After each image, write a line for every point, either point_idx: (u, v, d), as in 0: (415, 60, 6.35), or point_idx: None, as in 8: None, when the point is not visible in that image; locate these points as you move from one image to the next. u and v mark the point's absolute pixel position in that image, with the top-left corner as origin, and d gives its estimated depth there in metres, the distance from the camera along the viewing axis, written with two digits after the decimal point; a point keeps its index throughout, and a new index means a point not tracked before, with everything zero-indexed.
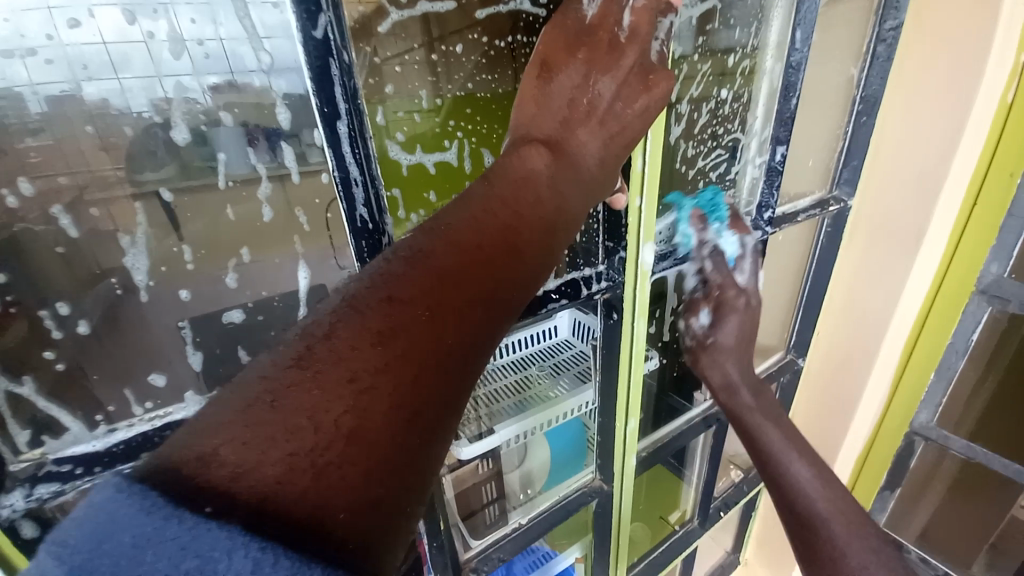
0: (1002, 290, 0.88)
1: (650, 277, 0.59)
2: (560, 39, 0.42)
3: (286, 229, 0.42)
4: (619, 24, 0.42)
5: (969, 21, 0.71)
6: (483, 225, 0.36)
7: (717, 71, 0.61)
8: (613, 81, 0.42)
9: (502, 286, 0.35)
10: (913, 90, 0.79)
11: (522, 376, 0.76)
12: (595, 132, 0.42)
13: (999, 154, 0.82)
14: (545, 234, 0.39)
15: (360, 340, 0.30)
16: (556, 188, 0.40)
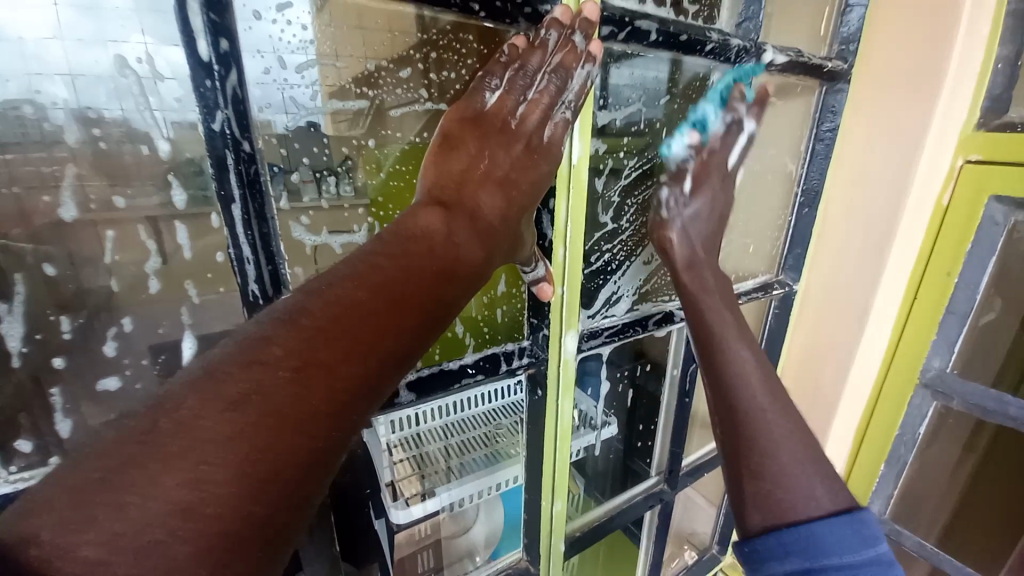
0: (946, 385, 0.87)
1: (574, 362, 0.62)
2: (461, 116, 0.45)
3: (177, 282, 0.43)
4: (512, 113, 0.46)
5: (896, 129, 0.76)
6: (370, 282, 0.34)
7: (643, 167, 0.66)
8: (507, 158, 0.46)
9: (398, 334, 0.34)
10: (849, 187, 0.82)
11: (449, 443, 0.76)
12: (500, 195, 0.45)
13: (937, 251, 0.83)
14: (444, 287, 0.38)
15: (211, 403, 0.27)
16: (454, 241, 0.41)
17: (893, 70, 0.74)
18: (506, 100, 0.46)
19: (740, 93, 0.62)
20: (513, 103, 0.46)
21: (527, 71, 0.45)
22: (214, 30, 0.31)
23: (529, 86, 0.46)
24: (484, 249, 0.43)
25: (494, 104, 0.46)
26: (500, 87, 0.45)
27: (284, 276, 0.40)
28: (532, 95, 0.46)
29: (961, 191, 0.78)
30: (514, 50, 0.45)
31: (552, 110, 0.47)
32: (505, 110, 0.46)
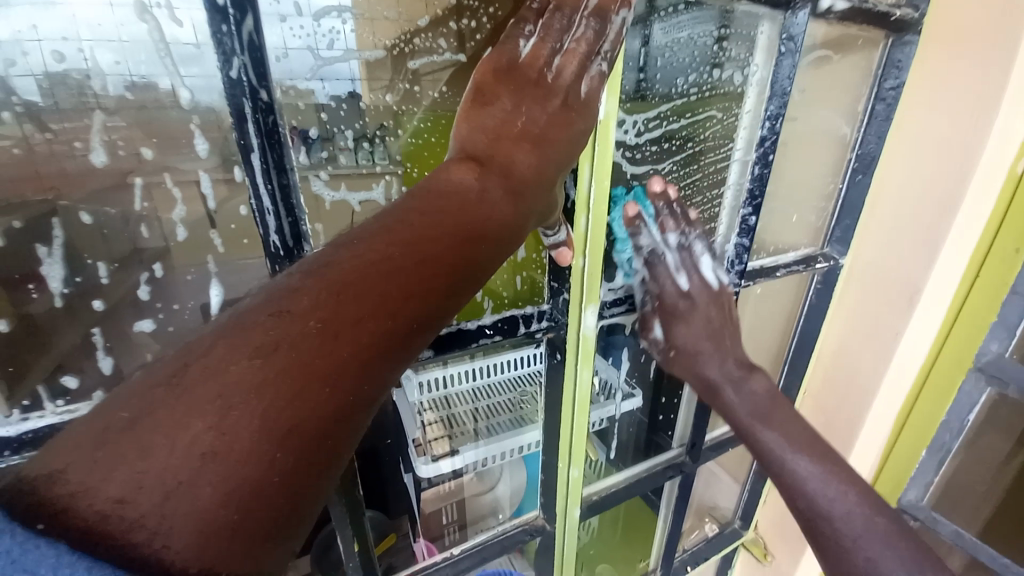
0: (1001, 371, 0.82)
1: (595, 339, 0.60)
2: (494, 70, 0.43)
3: (202, 247, 0.45)
4: (548, 65, 0.43)
5: (977, 86, 0.67)
6: (401, 242, 0.34)
7: (677, 125, 0.63)
8: (541, 114, 0.43)
9: (427, 295, 0.34)
10: (914, 150, 0.75)
11: (476, 407, 0.78)
12: (530, 154, 0.43)
13: (1006, 225, 0.75)
14: (475, 247, 0.37)
15: (238, 351, 0.28)
16: (485, 198, 0.40)
17: (974, 17, 0.66)
18: (542, 48, 0.42)
19: (790, 42, 0.56)
20: (550, 52, 0.43)
21: (563, 12, 0.42)
22: None
23: (566, 32, 0.43)
24: (512, 205, 0.41)
25: (529, 51, 0.43)
26: (535, 34, 0.43)
27: (303, 225, 0.41)
28: (569, 44, 0.43)
29: None
30: None
31: (589, 61, 0.44)
32: (543, 62, 0.43)
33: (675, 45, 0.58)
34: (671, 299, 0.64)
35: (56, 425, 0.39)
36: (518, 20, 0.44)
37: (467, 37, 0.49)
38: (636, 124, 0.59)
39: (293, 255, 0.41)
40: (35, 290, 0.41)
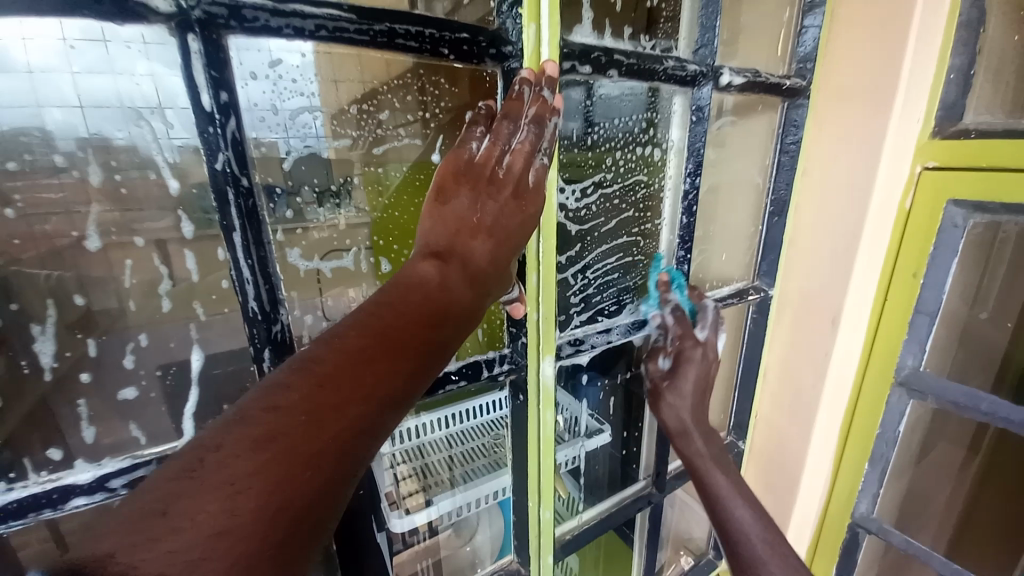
0: (920, 383, 0.90)
1: (554, 392, 0.67)
2: (452, 168, 0.49)
3: (182, 317, 0.48)
4: (500, 162, 0.50)
5: (857, 141, 0.80)
6: (371, 331, 0.38)
7: (614, 188, 0.71)
8: (496, 206, 0.50)
9: (398, 377, 0.38)
10: (817, 195, 0.86)
11: (450, 455, 0.81)
12: (488, 242, 0.49)
13: (901, 255, 0.87)
14: (435, 331, 0.42)
15: (238, 444, 0.31)
16: (446, 289, 0.44)
17: (853, 84, 0.78)
18: (492, 151, 0.49)
19: (699, 112, 0.67)
20: (499, 153, 0.49)
21: (511, 120, 0.49)
22: (214, 85, 0.37)
23: (514, 136, 0.50)
24: (470, 289, 0.47)
25: (484, 151, 0.49)
26: (487, 138, 0.49)
27: (280, 293, 0.45)
28: (516, 145, 0.50)
29: (921, 196, 0.83)
30: (491, 110, 0.51)
31: (534, 156, 0.51)
32: (493, 159, 0.49)
33: (609, 119, 0.66)
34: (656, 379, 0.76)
35: (38, 494, 0.40)
36: (471, 123, 0.51)
37: (426, 126, 0.57)
38: (575, 192, 0.66)
39: (270, 317, 0.44)
40: (26, 364, 0.42)
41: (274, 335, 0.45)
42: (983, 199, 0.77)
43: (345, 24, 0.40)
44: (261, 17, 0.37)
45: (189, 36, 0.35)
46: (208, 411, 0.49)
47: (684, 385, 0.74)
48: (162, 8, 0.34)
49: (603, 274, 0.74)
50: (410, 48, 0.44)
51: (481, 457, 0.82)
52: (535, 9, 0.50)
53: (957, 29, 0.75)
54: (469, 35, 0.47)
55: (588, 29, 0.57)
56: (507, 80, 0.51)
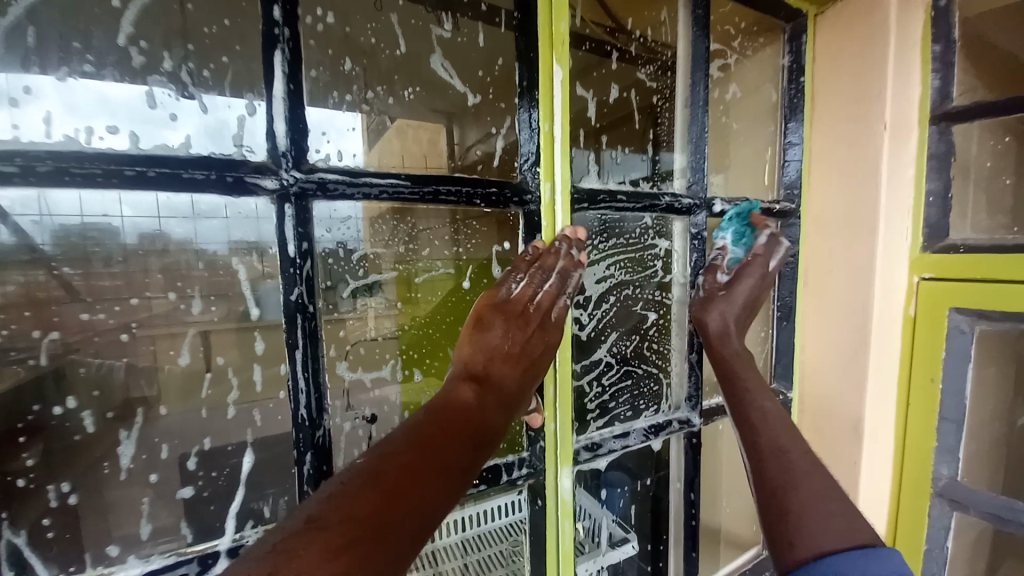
0: (958, 495, 0.86)
1: (572, 502, 0.68)
2: (492, 306, 0.59)
3: (242, 423, 0.53)
4: (529, 299, 0.60)
5: (850, 255, 0.86)
6: (413, 444, 0.43)
7: (621, 304, 0.79)
8: (524, 336, 0.58)
9: (448, 489, 0.42)
10: (819, 302, 0.91)
11: (465, 563, 0.78)
12: (515, 366, 0.57)
13: (915, 360, 0.89)
14: (467, 443, 0.46)
15: (316, 545, 0.33)
16: (482, 410, 0.51)
17: (839, 209, 0.87)
18: (527, 287, 0.59)
19: (699, 234, 0.75)
20: (534, 293, 0.60)
21: (544, 267, 0.60)
22: (299, 237, 0.47)
23: (545, 280, 0.60)
24: (494, 407, 0.52)
25: (522, 290, 0.60)
26: (521, 280, 0.59)
27: (325, 403, 0.50)
28: (546, 287, 0.60)
29: (924, 306, 0.87)
30: (536, 250, 0.60)
31: (559, 296, 0.61)
32: (526, 297, 0.59)
33: (620, 236, 0.76)
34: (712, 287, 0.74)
35: None
36: (511, 270, 0.60)
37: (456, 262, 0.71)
38: (587, 307, 0.74)
39: (314, 423, 0.49)
40: (110, 464, 0.51)
41: (316, 439, 0.49)
42: (984, 307, 0.80)
43: (403, 189, 0.52)
44: (341, 188, 0.49)
45: (286, 205, 0.46)
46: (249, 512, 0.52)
47: (738, 294, 0.72)
48: (269, 186, 0.46)
49: (616, 379, 0.78)
50: (452, 202, 0.55)
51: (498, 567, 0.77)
52: (550, 170, 0.61)
53: (928, 159, 0.83)
54: (497, 188, 0.58)
55: (596, 176, 0.70)
56: (529, 219, 0.61)
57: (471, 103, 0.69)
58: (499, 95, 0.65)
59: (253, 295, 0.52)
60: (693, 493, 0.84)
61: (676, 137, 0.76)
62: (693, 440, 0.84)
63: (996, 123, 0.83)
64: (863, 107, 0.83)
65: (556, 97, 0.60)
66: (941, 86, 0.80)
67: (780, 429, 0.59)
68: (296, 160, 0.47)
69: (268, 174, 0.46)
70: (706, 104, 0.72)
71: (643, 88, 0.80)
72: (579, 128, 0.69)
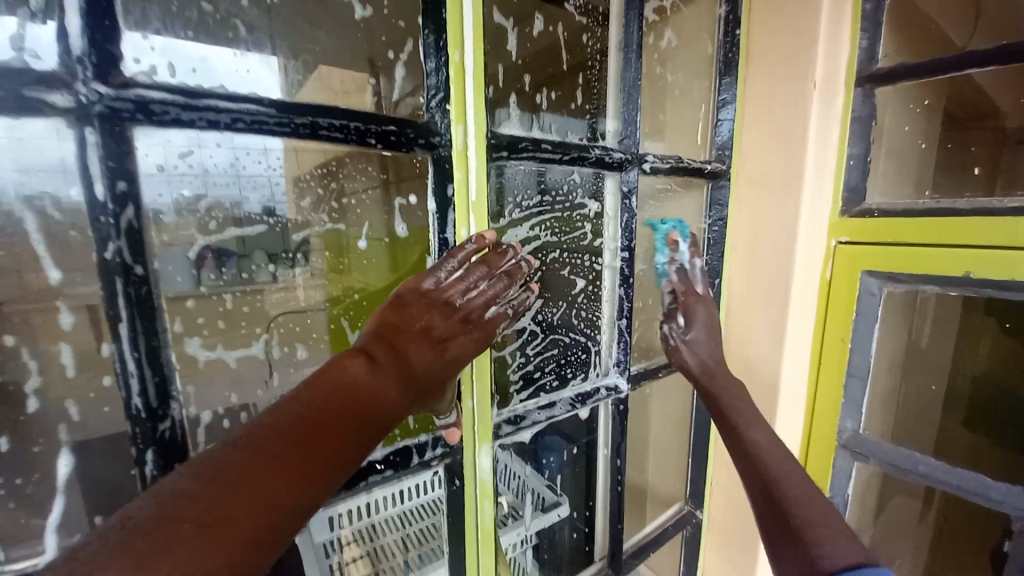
0: (861, 446, 0.91)
1: (492, 481, 0.64)
2: (415, 288, 0.50)
3: (54, 417, 0.40)
4: (461, 283, 0.52)
5: (779, 218, 0.85)
6: (291, 431, 0.35)
7: (552, 261, 0.72)
8: (447, 320, 0.51)
9: (322, 484, 0.35)
10: (746, 264, 0.91)
11: (369, 549, 0.71)
12: (430, 343, 0.49)
13: (829, 321, 0.92)
14: (359, 432, 0.39)
15: (121, 559, 0.25)
16: (385, 390, 0.42)
17: (766, 173, 0.86)
18: (458, 283, 0.52)
19: (630, 193, 0.71)
20: (465, 287, 0.53)
21: (487, 267, 0.54)
22: (111, 174, 0.35)
23: (483, 278, 0.54)
24: (400, 385, 0.44)
25: (453, 280, 0.52)
26: (456, 266, 0.52)
27: (172, 387, 0.41)
28: (483, 286, 0.54)
29: (839, 268, 0.89)
30: (482, 242, 0.53)
31: (497, 298, 0.55)
32: (456, 289, 0.52)
33: (549, 194, 0.69)
34: (675, 335, 0.80)
35: None
36: (448, 254, 0.53)
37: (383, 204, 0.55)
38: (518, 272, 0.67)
39: (156, 416, 0.40)
40: None
41: (159, 435, 0.40)
42: (894, 270, 0.83)
43: (264, 117, 0.40)
44: (172, 112, 0.36)
45: (88, 130, 0.34)
46: (73, 527, 0.41)
47: (695, 324, 0.78)
48: (60, 103, 0.33)
49: (541, 350, 0.72)
50: (335, 139, 0.44)
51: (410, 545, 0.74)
52: (461, 111, 0.52)
53: (852, 122, 0.84)
54: (397, 127, 0.48)
55: (516, 121, 0.60)
56: (439, 166, 0.52)
57: (358, 17, 0.52)
58: (398, 11, 0.52)
59: (52, 257, 0.37)
60: (619, 459, 0.85)
61: (609, 84, 0.69)
62: (621, 407, 0.83)
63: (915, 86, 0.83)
64: (795, 62, 0.80)
65: (466, 20, 0.50)
66: (869, 46, 0.80)
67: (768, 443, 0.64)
68: (100, 71, 0.34)
69: (58, 86, 0.33)
70: (639, 49, 0.66)
71: (571, 21, 0.68)
72: (497, 63, 0.59)
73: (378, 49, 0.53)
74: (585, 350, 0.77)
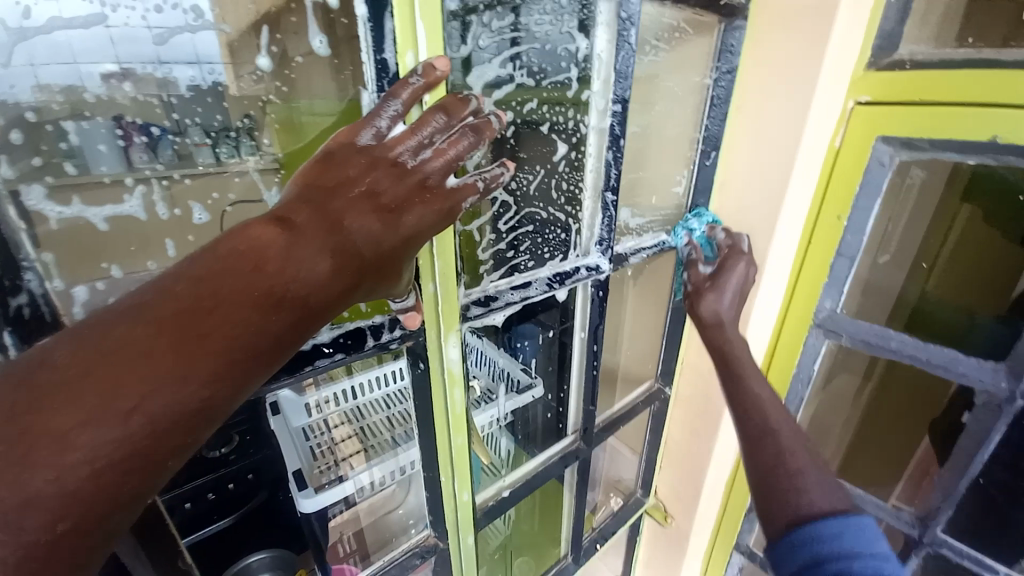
0: (836, 325, 0.90)
1: (462, 371, 0.59)
2: (346, 143, 0.38)
3: None
4: (411, 136, 0.39)
5: (799, 67, 0.71)
6: (162, 318, 0.27)
7: (529, 108, 0.57)
8: (396, 183, 0.38)
9: (215, 375, 0.28)
10: (751, 127, 0.79)
11: (360, 427, 0.77)
12: (373, 210, 0.36)
13: (828, 197, 0.84)
14: (269, 320, 0.30)
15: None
16: (304, 267, 0.31)
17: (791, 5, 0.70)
18: (406, 138, 0.39)
19: (629, 23, 0.54)
20: (416, 143, 0.39)
21: (442, 115, 0.40)
22: None
23: (440, 130, 0.40)
24: (331, 262, 0.33)
25: (397, 135, 0.39)
26: (395, 112, 0.39)
27: (19, 254, 0.33)
28: (438, 142, 0.40)
29: (853, 134, 0.79)
30: (431, 73, 0.39)
31: (458, 164, 0.41)
32: (405, 146, 0.39)
33: (527, 18, 0.53)
34: (699, 282, 0.80)
35: None
36: (387, 94, 0.39)
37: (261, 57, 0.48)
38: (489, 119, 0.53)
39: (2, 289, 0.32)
40: None
41: (16, 312, 0.33)
42: (914, 136, 0.73)
43: None
44: None
45: None
46: None
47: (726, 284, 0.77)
48: None
49: (514, 227, 0.62)
50: None
51: (395, 427, 0.75)
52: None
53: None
54: None
55: None
56: None
57: None
58: None
59: None
60: (596, 344, 0.80)
61: None
62: (599, 293, 0.77)
63: None
64: None
65: None
66: None
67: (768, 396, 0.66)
68: None
69: None
70: None
71: None
72: None
73: None
74: (562, 223, 0.66)
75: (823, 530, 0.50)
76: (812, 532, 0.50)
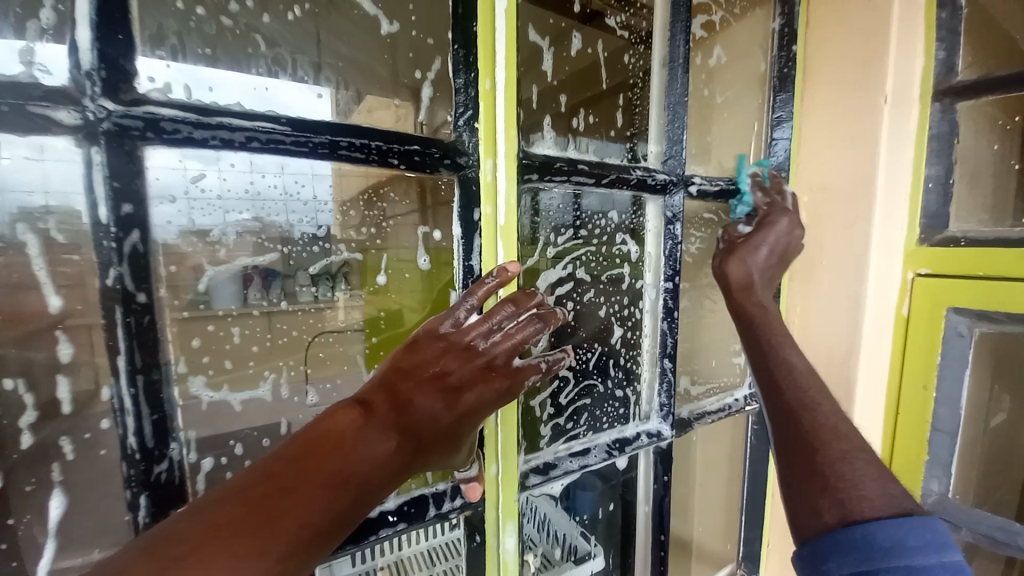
0: (948, 514, 0.74)
1: (517, 553, 0.57)
2: (431, 330, 0.44)
3: (43, 459, 0.36)
4: (485, 324, 0.46)
5: (846, 248, 0.74)
6: (267, 489, 0.30)
7: (591, 292, 0.64)
8: (464, 363, 0.44)
9: (299, 545, 0.30)
10: (807, 298, 0.79)
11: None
12: (441, 390, 0.42)
13: (906, 366, 0.76)
14: (339, 501, 0.32)
15: None
16: (380, 445, 0.36)
17: (833, 193, 0.74)
18: (480, 325, 0.46)
19: (674, 219, 0.63)
20: (487, 329, 0.46)
21: (517, 307, 0.47)
22: (116, 196, 0.33)
23: (511, 319, 0.47)
24: (394, 442, 0.37)
25: (472, 323, 0.46)
26: (473, 306, 0.46)
27: (173, 425, 0.37)
28: (508, 328, 0.47)
29: (919, 304, 0.73)
30: (504, 273, 0.47)
31: (523, 347, 0.48)
32: (478, 332, 0.45)
33: (585, 226, 0.62)
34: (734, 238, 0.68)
35: None
36: (465, 291, 0.47)
37: (386, 212, 0.48)
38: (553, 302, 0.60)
39: (152, 457, 0.36)
40: None
41: (154, 477, 0.36)
42: (987, 308, 0.67)
43: (280, 135, 0.37)
44: (184, 130, 0.34)
45: (94, 148, 0.32)
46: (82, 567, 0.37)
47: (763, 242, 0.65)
48: (65, 120, 0.31)
49: (574, 399, 0.64)
50: (355, 158, 0.41)
51: None
52: (492, 143, 0.47)
53: (929, 140, 0.70)
54: (420, 146, 0.44)
55: (551, 141, 0.56)
56: (465, 188, 0.47)
57: (384, 32, 0.47)
58: (424, 27, 0.47)
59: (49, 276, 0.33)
60: (662, 534, 0.76)
61: (652, 102, 0.63)
62: (664, 476, 0.75)
63: (991, 102, 0.69)
64: (858, 76, 0.71)
65: (498, 42, 0.46)
66: (946, 58, 0.68)
67: (811, 386, 0.51)
68: (110, 86, 0.32)
69: (65, 102, 0.31)
70: (686, 63, 0.61)
71: (613, 38, 0.61)
72: (530, 83, 0.54)
73: (402, 69, 0.47)
74: (621, 393, 0.68)
75: (881, 532, 0.38)
76: (868, 536, 0.39)
